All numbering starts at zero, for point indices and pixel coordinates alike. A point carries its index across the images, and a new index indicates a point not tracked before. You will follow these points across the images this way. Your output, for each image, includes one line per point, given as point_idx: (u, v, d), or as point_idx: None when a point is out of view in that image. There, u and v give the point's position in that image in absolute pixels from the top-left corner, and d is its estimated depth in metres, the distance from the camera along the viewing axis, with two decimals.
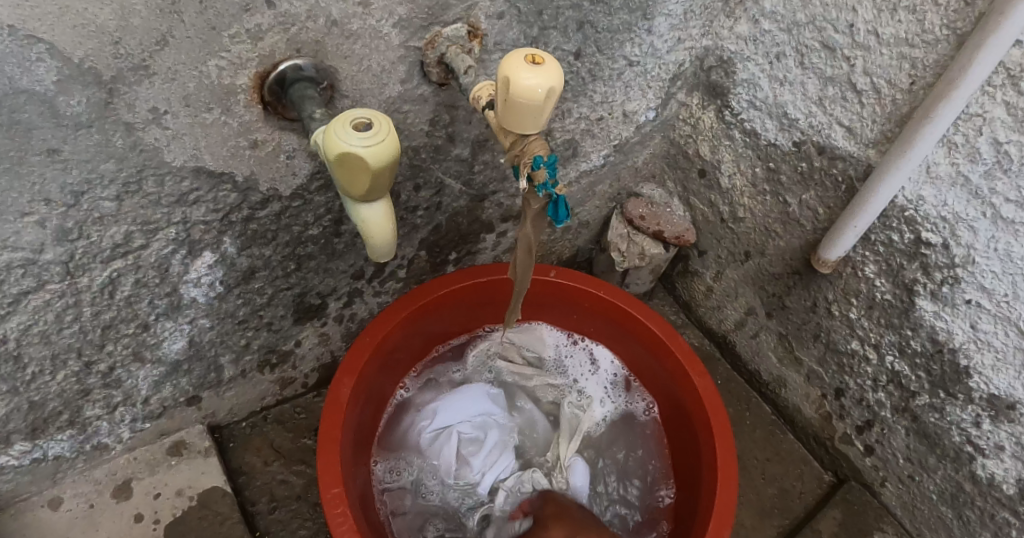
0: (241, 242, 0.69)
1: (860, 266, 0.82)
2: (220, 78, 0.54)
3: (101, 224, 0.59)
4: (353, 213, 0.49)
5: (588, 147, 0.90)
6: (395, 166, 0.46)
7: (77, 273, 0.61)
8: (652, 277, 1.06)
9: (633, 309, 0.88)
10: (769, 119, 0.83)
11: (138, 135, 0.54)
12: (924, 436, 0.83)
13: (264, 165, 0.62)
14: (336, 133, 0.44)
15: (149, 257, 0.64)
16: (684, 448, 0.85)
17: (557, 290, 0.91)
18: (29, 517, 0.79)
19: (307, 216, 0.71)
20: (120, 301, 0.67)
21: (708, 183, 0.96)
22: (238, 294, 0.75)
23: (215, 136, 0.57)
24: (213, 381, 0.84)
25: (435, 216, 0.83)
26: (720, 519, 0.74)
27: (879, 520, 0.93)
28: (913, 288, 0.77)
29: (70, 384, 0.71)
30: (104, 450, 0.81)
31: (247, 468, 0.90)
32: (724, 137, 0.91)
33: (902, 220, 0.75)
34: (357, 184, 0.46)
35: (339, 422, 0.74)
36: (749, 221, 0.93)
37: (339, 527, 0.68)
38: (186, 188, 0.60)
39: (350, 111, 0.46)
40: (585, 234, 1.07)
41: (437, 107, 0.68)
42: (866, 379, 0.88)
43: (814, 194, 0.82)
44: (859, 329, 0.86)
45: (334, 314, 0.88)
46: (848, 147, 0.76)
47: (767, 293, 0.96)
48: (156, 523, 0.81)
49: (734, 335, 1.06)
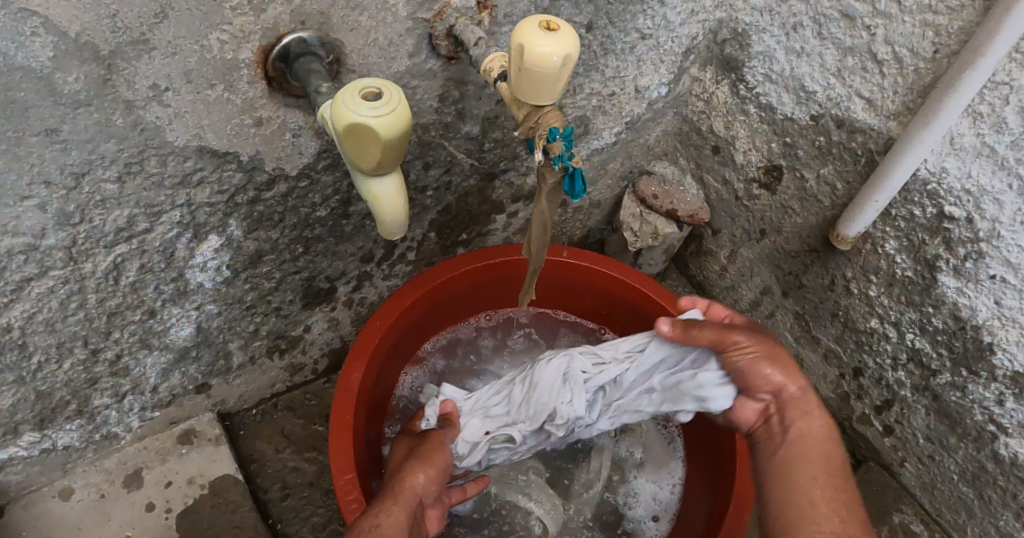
0: (247, 225, 0.68)
1: (880, 242, 0.80)
2: (221, 53, 0.52)
3: (104, 207, 0.57)
4: (362, 188, 0.48)
5: (599, 124, 0.87)
6: (406, 137, 0.44)
7: (80, 258, 0.60)
8: (664, 257, 1.04)
9: (647, 289, 0.86)
10: (785, 92, 0.81)
11: (138, 114, 0.52)
12: (945, 415, 0.82)
13: (269, 144, 0.61)
14: (343, 103, 0.42)
15: (153, 241, 0.63)
16: (698, 429, 0.84)
17: (569, 271, 0.89)
18: (40, 508, 0.78)
19: (314, 197, 0.70)
20: (125, 287, 0.65)
21: (722, 160, 0.94)
22: (245, 279, 0.74)
23: (217, 114, 0.56)
24: (222, 369, 0.83)
25: (444, 196, 0.81)
26: (744, 497, 0.74)
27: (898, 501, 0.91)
28: (936, 264, 0.75)
29: (76, 373, 0.69)
30: (113, 439, 0.80)
31: (258, 455, 0.89)
32: (739, 112, 0.88)
33: (925, 194, 0.73)
34: (366, 157, 0.44)
35: (350, 408, 0.73)
36: (765, 199, 0.91)
37: (352, 513, 0.67)
38: (190, 169, 0.59)
39: (357, 80, 0.44)
40: (596, 214, 1.05)
41: (447, 82, 0.66)
42: (885, 358, 0.86)
43: (833, 169, 0.80)
44: (879, 307, 0.84)
45: (342, 299, 0.87)
46: (868, 120, 0.73)
47: (783, 272, 0.94)
48: (167, 512, 0.80)
49: (749, 316, 1.04)
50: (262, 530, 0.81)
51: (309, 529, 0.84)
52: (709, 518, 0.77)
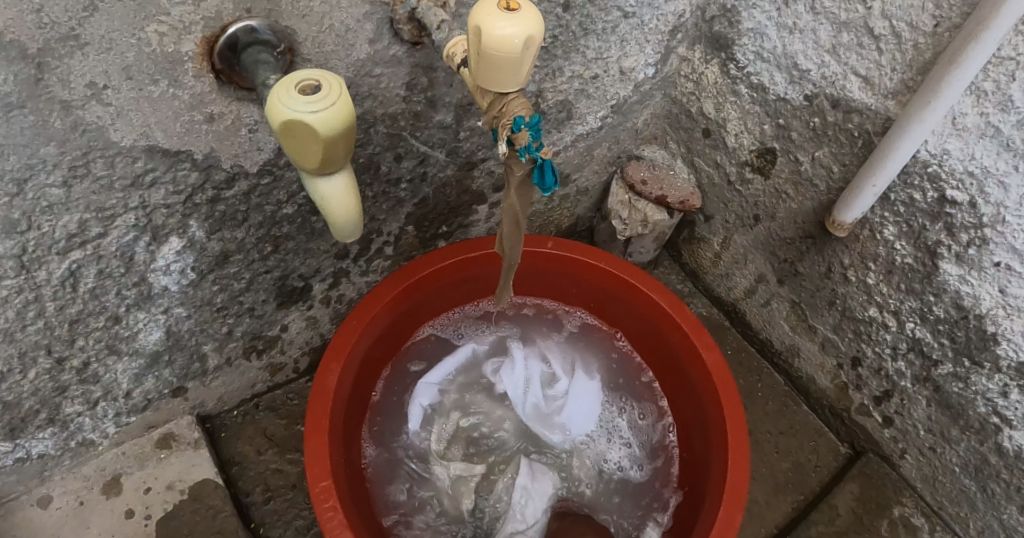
0: (210, 226, 0.65)
1: (878, 228, 0.76)
2: (162, 46, 0.49)
3: (52, 213, 0.54)
4: (310, 188, 0.45)
5: (583, 108, 0.83)
6: (350, 133, 0.42)
7: (33, 267, 0.57)
8: (656, 245, 1.01)
9: (635, 280, 0.83)
10: (778, 71, 0.77)
11: (78, 114, 0.49)
12: (947, 407, 0.78)
13: (224, 141, 0.57)
14: (279, 99, 0.40)
15: (109, 246, 0.60)
16: (693, 428, 0.81)
17: (554, 262, 0.85)
18: (18, 517, 0.77)
19: (279, 194, 0.67)
20: (85, 294, 0.63)
21: (714, 143, 0.90)
22: (213, 281, 0.71)
23: (164, 111, 0.53)
24: (198, 371, 0.81)
25: (420, 188, 0.78)
26: (732, 503, 0.70)
27: (898, 494, 0.89)
28: (937, 251, 0.72)
29: (43, 382, 0.67)
30: (90, 446, 0.79)
31: (240, 458, 0.87)
32: (730, 93, 0.84)
33: (925, 177, 0.68)
34: (309, 156, 0.42)
35: (326, 411, 0.70)
36: (758, 183, 0.87)
37: (329, 522, 0.65)
38: (141, 169, 0.56)
39: (297, 72, 0.42)
40: (584, 202, 1.02)
41: (414, 69, 0.63)
42: (884, 347, 0.83)
43: (827, 151, 0.76)
44: (877, 295, 0.80)
45: (319, 296, 0.84)
46: (864, 99, 0.69)
47: (778, 259, 0.91)
48: (148, 519, 0.78)
49: (744, 304, 1.01)
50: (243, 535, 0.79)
51: (292, 533, 0.83)
52: (696, 524, 0.73)
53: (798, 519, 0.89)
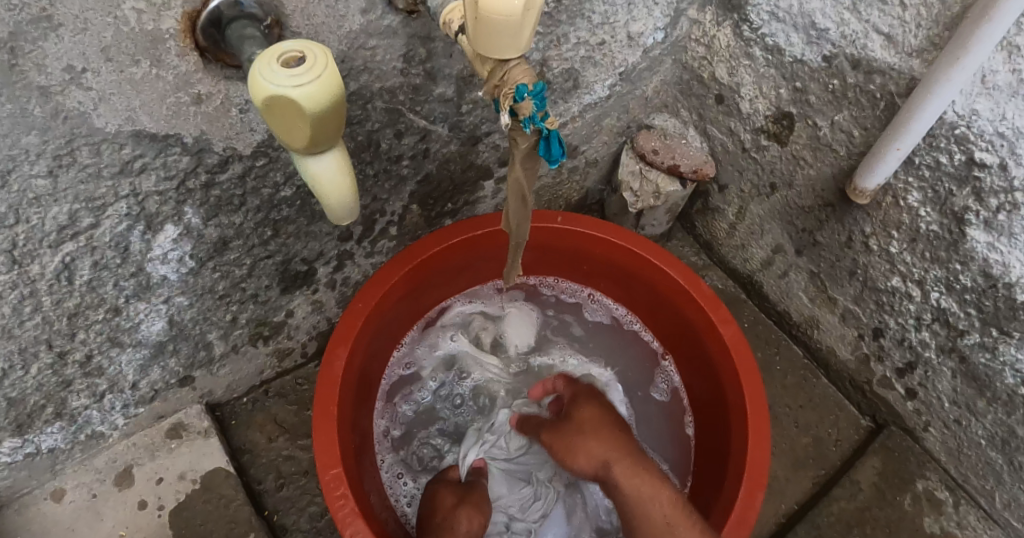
0: (206, 212, 0.63)
1: (902, 194, 0.72)
2: (140, 24, 0.46)
3: (39, 204, 0.52)
4: (301, 168, 0.43)
5: (590, 77, 0.80)
6: (339, 108, 0.39)
7: (25, 261, 0.55)
8: (669, 217, 0.98)
9: (647, 254, 0.80)
10: (794, 31, 0.73)
11: (57, 100, 0.47)
12: (973, 378, 0.76)
13: (214, 123, 0.55)
14: (260, 74, 0.37)
15: (103, 236, 0.58)
16: (710, 406, 0.79)
17: (564, 237, 0.82)
18: (33, 511, 0.77)
19: (275, 176, 0.64)
20: (81, 287, 0.61)
21: (727, 110, 0.86)
22: (213, 268, 0.69)
23: (149, 93, 0.50)
24: (204, 359, 0.79)
25: (423, 164, 0.75)
26: (753, 481, 0.68)
27: (921, 467, 0.87)
28: (964, 217, 0.68)
29: (47, 377, 0.66)
30: (100, 438, 0.78)
31: (251, 445, 0.86)
32: (744, 56, 0.80)
33: (952, 139, 0.65)
34: (298, 134, 0.39)
35: (333, 397, 0.69)
36: (774, 150, 0.83)
37: (341, 510, 0.64)
38: (128, 156, 0.54)
39: (279, 43, 0.39)
40: (594, 173, 0.98)
41: (410, 40, 0.60)
42: (908, 318, 0.80)
43: (847, 115, 0.72)
44: (901, 264, 0.77)
45: (324, 280, 0.83)
46: (887, 59, 0.65)
47: (796, 229, 0.87)
48: (161, 510, 0.78)
49: (761, 275, 0.98)
50: (257, 523, 0.79)
51: (306, 519, 0.83)
52: (714, 505, 0.72)
53: (818, 495, 0.87)
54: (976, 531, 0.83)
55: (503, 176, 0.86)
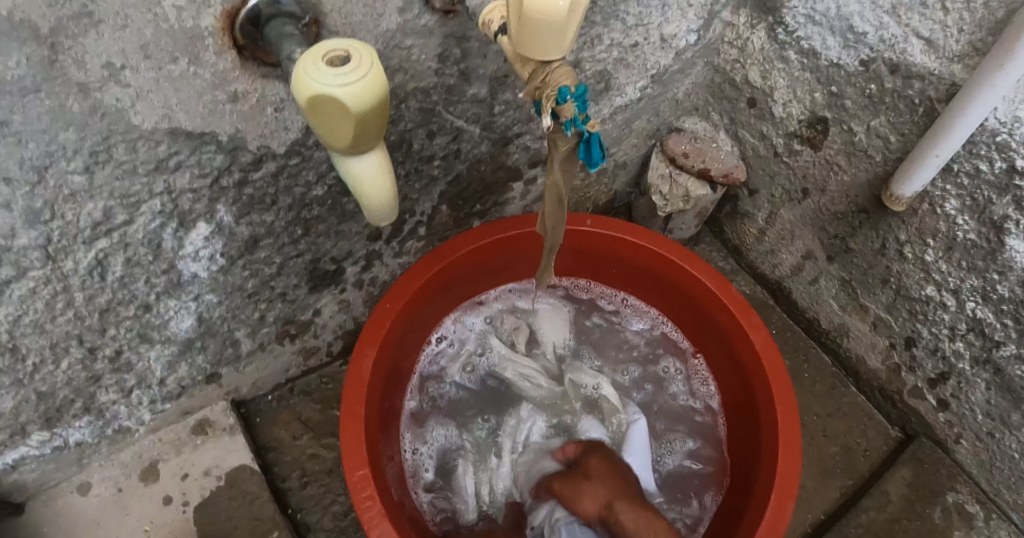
0: (238, 209, 0.63)
1: (940, 202, 0.71)
2: (180, 21, 0.46)
3: (76, 201, 0.53)
4: (342, 168, 0.43)
5: (621, 79, 0.79)
6: (383, 107, 0.38)
7: (60, 257, 0.56)
8: (697, 221, 0.97)
9: (678, 259, 0.79)
10: (832, 34, 0.71)
11: (96, 97, 0.47)
12: (1008, 391, 0.74)
13: (249, 121, 0.55)
14: (306, 73, 0.36)
15: (136, 233, 0.58)
16: (740, 414, 0.78)
17: (593, 240, 0.82)
18: (60, 504, 0.77)
19: (308, 175, 0.64)
20: (113, 283, 0.61)
21: (760, 113, 0.85)
22: (242, 266, 0.69)
23: (186, 91, 0.50)
24: (231, 357, 0.80)
25: (454, 165, 0.74)
26: (783, 491, 0.67)
27: (952, 480, 0.85)
28: (1005, 226, 0.66)
29: (77, 372, 0.66)
30: (127, 433, 0.78)
31: (275, 443, 0.87)
32: (778, 59, 0.79)
33: (994, 147, 0.63)
34: (341, 134, 0.39)
35: (361, 398, 0.68)
36: (807, 155, 0.82)
37: (367, 512, 0.64)
38: (164, 153, 0.54)
39: (324, 41, 0.38)
40: (622, 176, 0.97)
41: (446, 39, 0.59)
42: (942, 328, 0.78)
43: (885, 120, 0.71)
44: (936, 273, 0.76)
45: (352, 279, 0.83)
46: (928, 64, 0.64)
47: (828, 235, 0.86)
48: (185, 505, 0.79)
49: (790, 281, 0.96)
50: (280, 521, 0.79)
51: (329, 518, 0.83)
52: (743, 514, 0.71)
53: (846, 506, 0.86)
54: None
55: (531, 177, 0.85)
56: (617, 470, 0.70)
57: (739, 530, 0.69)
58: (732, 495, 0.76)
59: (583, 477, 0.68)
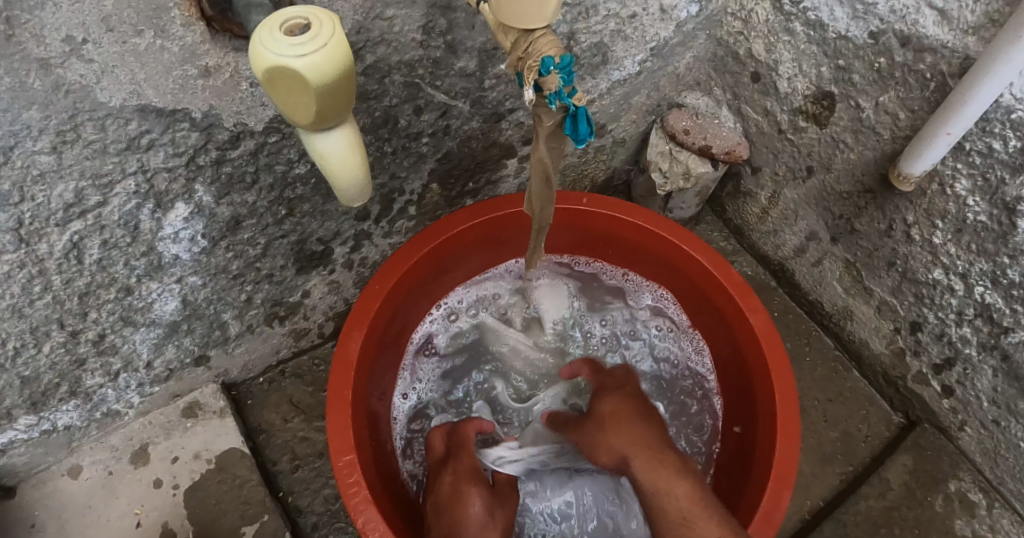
0: (217, 190, 0.61)
1: (950, 181, 0.68)
2: None
3: (46, 182, 0.51)
4: (308, 146, 0.40)
5: (619, 52, 0.76)
6: (347, 80, 0.36)
7: (32, 240, 0.54)
8: (698, 200, 0.94)
9: (677, 238, 0.76)
10: (840, 4, 0.68)
11: (59, 73, 0.45)
12: (1016, 378, 0.72)
13: (223, 97, 0.53)
14: (262, 43, 0.34)
15: (111, 215, 0.56)
16: (738, 398, 0.76)
17: (588, 219, 0.79)
18: (51, 487, 0.77)
19: (289, 153, 0.62)
20: (91, 266, 0.59)
21: (763, 88, 0.81)
22: (226, 248, 0.68)
23: (154, 66, 0.48)
24: (219, 339, 0.78)
25: (443, 142, 0.72)
26: (780, 479, 0.65)
27: (955, 468, 0.83)
28: (1018, 208, 0.63)
29: (59, 356, 0.65)
30: (116, 416, 0.77)
31: (267, 425, 0.86)
32: (783, 31, 0.75)
33: (1008, 124, 0.60)
34: (303, 109, 0.36)
35: (347, 381, 0.67)
36: (812, 132, 0.79)
37: (353, 497, 0.63)
38: (135, 132, 0.51)
39: (283, 10, 0.36)
40: (621, 153, 0.94)
41: (430, 10, 0.56)
42: (949, 312, 0.76)
43: (895, 95, 0.67)
44: (944, 256, 0.73)
45: (341, 261, 0.81)
46: (940, 35, 0.60)
47: (833, 216, 0.83)
48: (175, 489, 0.78)
49: (793, 263, 0.94)
50: (271, 505, 0.78)
51: (320, 501, 0.82)
52: (738, 500, 0.69)
53: (845, 492, 0.84)
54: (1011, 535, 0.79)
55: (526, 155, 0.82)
56: (638, 406, 0.68)
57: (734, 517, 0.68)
58: (727, 481, 0.74)
59: (599, 448, 0.65)
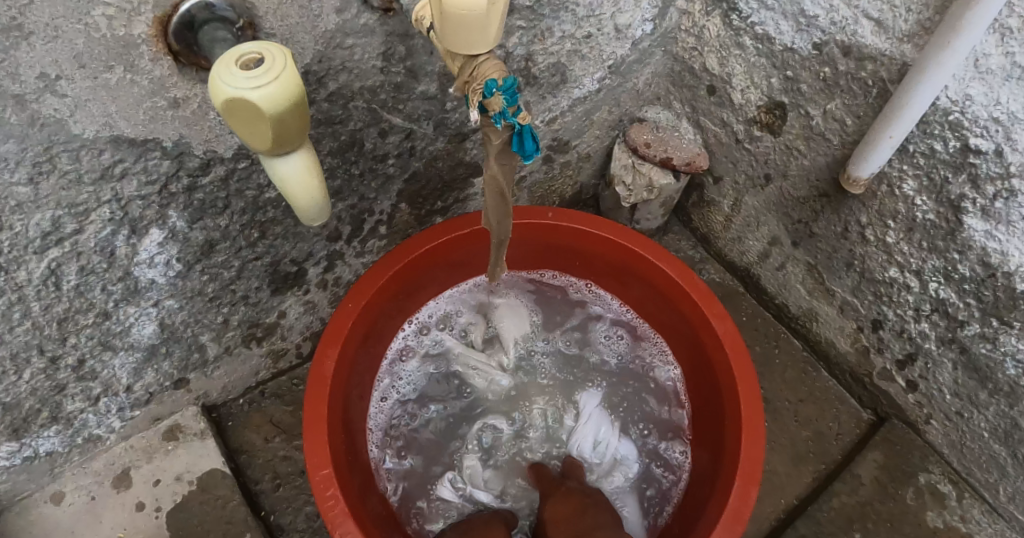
0: (190, 215, 0.63)
1: (897, 183, 0.71)
2: (112, 30, 0.46)
3: (22, 212, 0.53)
4: (268, 170, 0.43)
5: (578, 71, 0.79)
6: (300, 108, 0.39)
7: (10, 268, 0.56)
8: (664, 210, 0.97)
9: (641, 248, 0.79)
10: (783, 19, 0.71)
11: (33, 108, 0.47)
12: (975, 369, 0.74)
13: (192, 126, 0.55)
14: (219, 77, 0.37)
15: (88, 241, 0.58)
16: (705, 402, 0.78)
17: (556, 233, 0.82)
18: (34, 514, 0.78)
19: (259, 177, 0.64)
20: (69, 292, 0.61)
21: (719, 101, 0.85)
22: (201, 271, 0.70)
23: (125, 98, 0.50)
24: (198, 362, 0.80)
25: (410, 163, 0.74)
26: (746, 479, 0.67)
27: (924, 461, 0.85)
28: (961, 205, 0.66)
29: (40, 381, 0.67)
30: (98, 441, 0.79)
31: (248, 446, 0.87)
32: (734, 46, 0.79)
33: (946, 125, 0.63)
34: (261, 136, 0.39)
35: (323, 398, 0.69)
36: (767, 141, 0.82)
37: (330, 512, 0.64)
38: (108, 161, 0.54)
39: (237, 45, 0.38)
40: (587, 168, 0.97)
41: (389, 38, 0.59)
42: (907, 309, 0.78)
43: (840, 103, 0.71)
44: (898, 254, 0.76)
45: (316, 280, 0.83)
46: (878, 44, 0.64)
47: (792, 220, 0.86)
48: (159, 511, 0.79)
49: (758, 268, 0.96)
50: (253, 523, 0.79)
51: (302, 519, 0.83)
52: (708, 500, 0.71)
53: (818, 490, 0.86)
54: (981, 524, 0.81)
55: None
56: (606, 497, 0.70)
57: (704, 517, 0.69)
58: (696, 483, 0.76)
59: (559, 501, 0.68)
